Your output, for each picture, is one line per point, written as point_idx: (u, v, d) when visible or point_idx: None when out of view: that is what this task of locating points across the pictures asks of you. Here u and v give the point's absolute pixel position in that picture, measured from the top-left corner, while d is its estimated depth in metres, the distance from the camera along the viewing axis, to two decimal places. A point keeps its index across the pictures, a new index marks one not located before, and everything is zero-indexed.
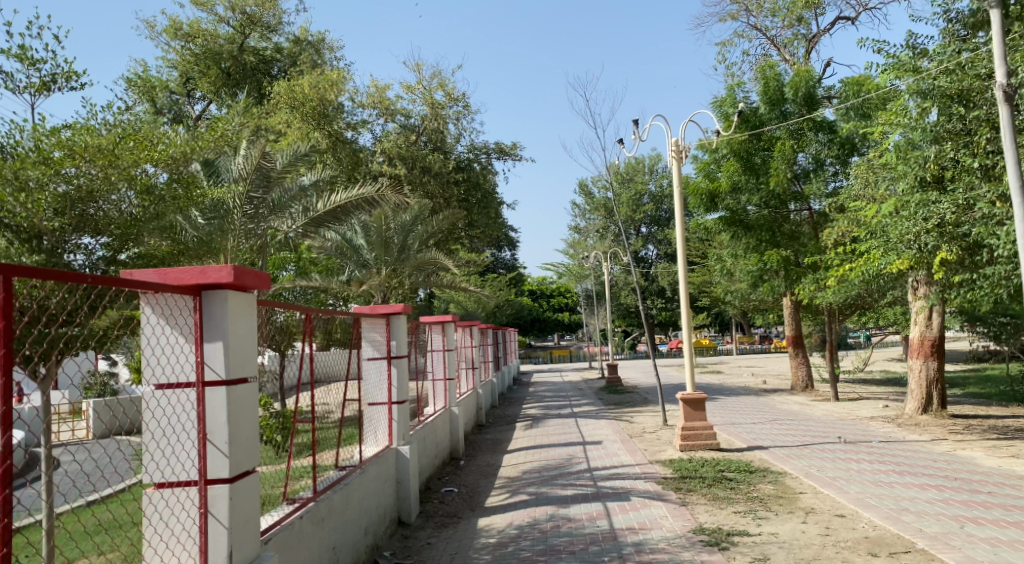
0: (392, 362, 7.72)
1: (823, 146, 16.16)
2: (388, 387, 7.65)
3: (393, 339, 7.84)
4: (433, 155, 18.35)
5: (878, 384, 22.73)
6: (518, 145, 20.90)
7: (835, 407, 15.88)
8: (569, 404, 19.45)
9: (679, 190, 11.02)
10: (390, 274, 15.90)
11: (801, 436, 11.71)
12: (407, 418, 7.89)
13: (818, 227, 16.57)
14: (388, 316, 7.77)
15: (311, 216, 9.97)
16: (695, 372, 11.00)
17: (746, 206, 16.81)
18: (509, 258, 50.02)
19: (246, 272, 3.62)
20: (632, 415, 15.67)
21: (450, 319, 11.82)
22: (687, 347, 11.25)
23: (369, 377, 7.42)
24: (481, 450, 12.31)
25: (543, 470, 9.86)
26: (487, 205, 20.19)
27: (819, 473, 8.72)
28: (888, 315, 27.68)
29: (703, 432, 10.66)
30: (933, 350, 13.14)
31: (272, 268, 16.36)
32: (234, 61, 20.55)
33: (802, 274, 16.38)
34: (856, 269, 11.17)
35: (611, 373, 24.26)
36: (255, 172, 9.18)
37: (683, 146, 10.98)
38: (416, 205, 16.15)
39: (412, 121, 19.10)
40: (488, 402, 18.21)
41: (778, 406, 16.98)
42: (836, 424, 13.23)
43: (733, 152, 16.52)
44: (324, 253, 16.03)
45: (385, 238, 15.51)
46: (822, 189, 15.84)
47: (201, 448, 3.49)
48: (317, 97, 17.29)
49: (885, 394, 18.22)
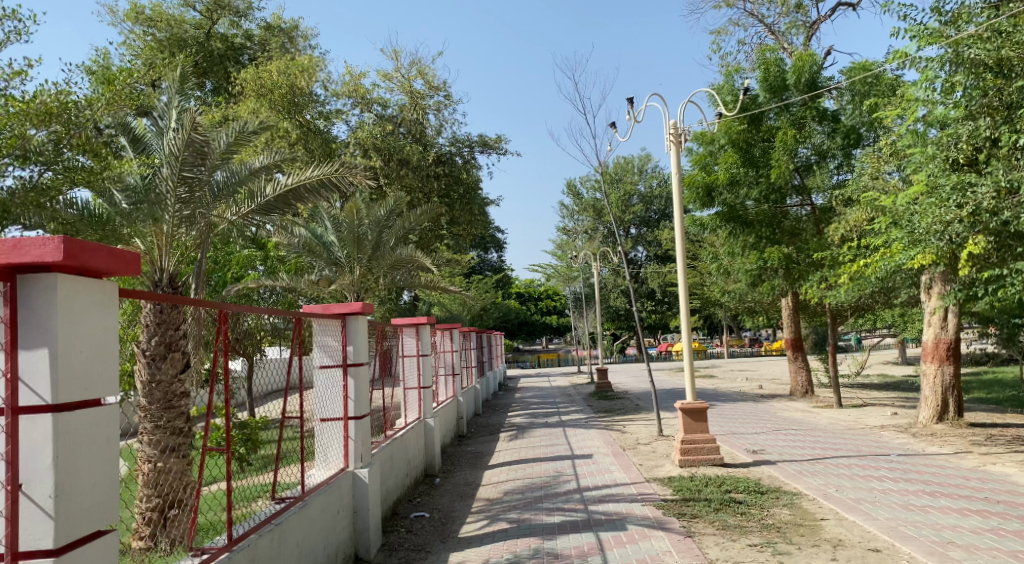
0: (349, 372, 6.56)
1: (826, 136, 15.25)
2: (344, 401, 6.49)
3: (350, 343, 6.65)
4: (411, 146, 17.22)
5: (879, 389, 21.78)
6: (503, 138, 19.84)
7: (840, 414, 14.91)
8: (557, 411, 18.39)
9: (678, 180, 9.91)
10: (364, 273, 14.81)
11: (810, 448, 10.71)
12: (366, 437, 6.73)
13: (820, 223, 15.64)
14: (344, 316, 6.58)
15: (259, 203, 8.28)
16: (695, 378, 9.91)
17: (744, 200, 15.80)
18: (495, 260, 48.98)
19: (88, 248, 2.53)
20: (624, 424, 14.61)
21: (425, 321, 10.60)
22: (687, 351, 9.95)
23: (318, 389, 6.25)
24: (460, 464, 11.22)
25: (527, 490, 8.75)
26: (470, 201, 19.02)
27: (840, 495, 7.70)
28: (886, 316, 26.85)
29: (705, 445, 9.60)
30: (949, 354, 12.17)
31: (237, 267, 15.21)
32: (201, 48, 19.37)
33: (804, 272, 15.41)
34: (872, 265, 10.22)
35: (601, 377, 23.21)
36: (189, 146, 7.14)
37: (682, 129, 9.95)
38: (392, 198, 15.07)
39: (390, 112, 18.04)
40: (471, 410, 17.10)
41: (778, 412, 15.99)
42: (845, 434, 12.25)
43: (732, 142, 15.55)
44: (293, 250, 14.91)
45: (358, 234, 14.42)
46: (826, 180, 14.91)
47: (13, 503, 2.42)
48: (286, 85, 16.22)
49: (890, 400, 17.30)
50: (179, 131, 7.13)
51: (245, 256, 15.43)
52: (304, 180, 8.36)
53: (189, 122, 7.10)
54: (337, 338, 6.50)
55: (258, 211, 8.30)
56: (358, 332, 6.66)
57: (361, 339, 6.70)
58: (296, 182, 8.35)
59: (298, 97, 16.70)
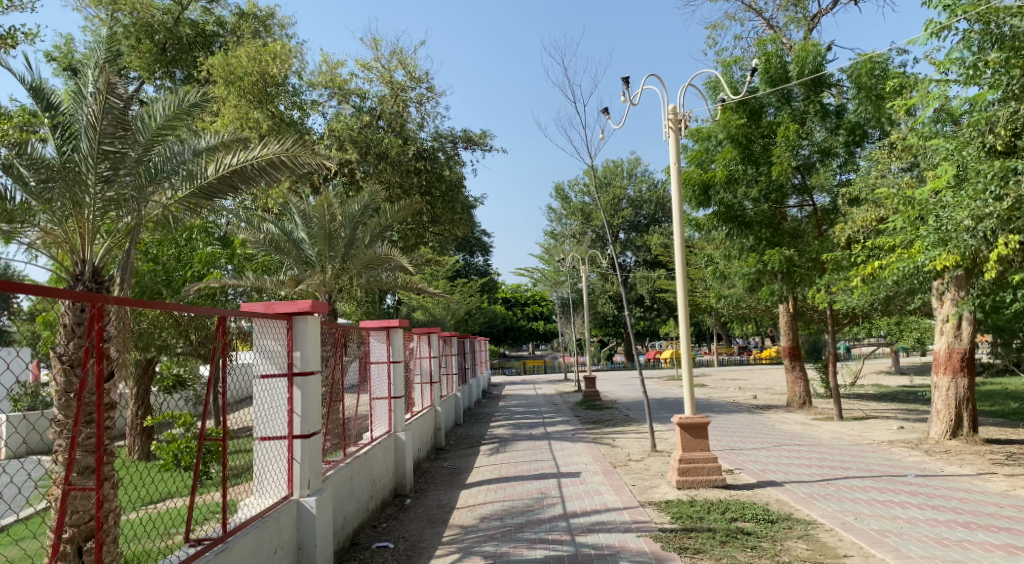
0: (295, 382, 5.56)
1: (829, 132, 14.42)
2: (289, 416, 5.49)
3: (297, 348, 5.63)
4: (391, 139, 16.24)
5: (876, 401, 20.98)
6: (488, 134, 18.90)
7: (842, 428, 14.06)
8: (542, 422, 17.43)
9: (676, 175, 9.02)
10: (336, 273, 13.80)
11: (818, 466, 9.80)
12: (316, 458, 5.70)
13: (821, 225, 14.84)
14: (290, 317, 5.57)
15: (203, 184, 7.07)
16: (694, 388, 8.96)
17: (742, 200, 14.98)
18: (482, 264, 48.03)
19: None
20: (614, 437, 13.65)
21: (396, 324, 9.64)
22: (685, 359, 8.99)
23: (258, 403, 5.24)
24: (434, 482, 10.23)
25: (506, 515, 7.76)
26: (453, 199, 18.02)
27: (861, 525, 6.78)
28: (881, 324, 26.16)
29: (705, 465, 8.67)
30: (962, 365, 11.44)
31: (200, 265, 14.14)
32: (169, 34, 18.20)
33: (804, 277, 14.60)
34: (888, 266, 9.37)
35: (589, 385, 22.26)
36: (105, 112, 6.13)
37: (681, 114, 9.06)
38: (367, 192, 14.11)
39: (368, 103, 17.07)
40: (450, 420, 16.04)
41: (776, 425, 15.12)
42: (852, 450, 11.34)
43: (730, 138, 14.75)
44: (259, 248, 13.88)
45: (329, 231, 13.41)
46: (830, 179, 14.05)
47: None
48: (258, 72, 15.29)
49: (892, 413, 16.46)
50: (94, 97, 6.13)
51: (208, 254, 14.37)
52: (251, 159, 7.05)
53: (106, 86, 6.09)
54: (281, 341, 5.50)
55: (196, 196, 6.93)
56: (308, 335, 5.65)
57: (312, 343, 5.73)
58: (244, 160, 7.03)
59: (270, 85, 15.73)
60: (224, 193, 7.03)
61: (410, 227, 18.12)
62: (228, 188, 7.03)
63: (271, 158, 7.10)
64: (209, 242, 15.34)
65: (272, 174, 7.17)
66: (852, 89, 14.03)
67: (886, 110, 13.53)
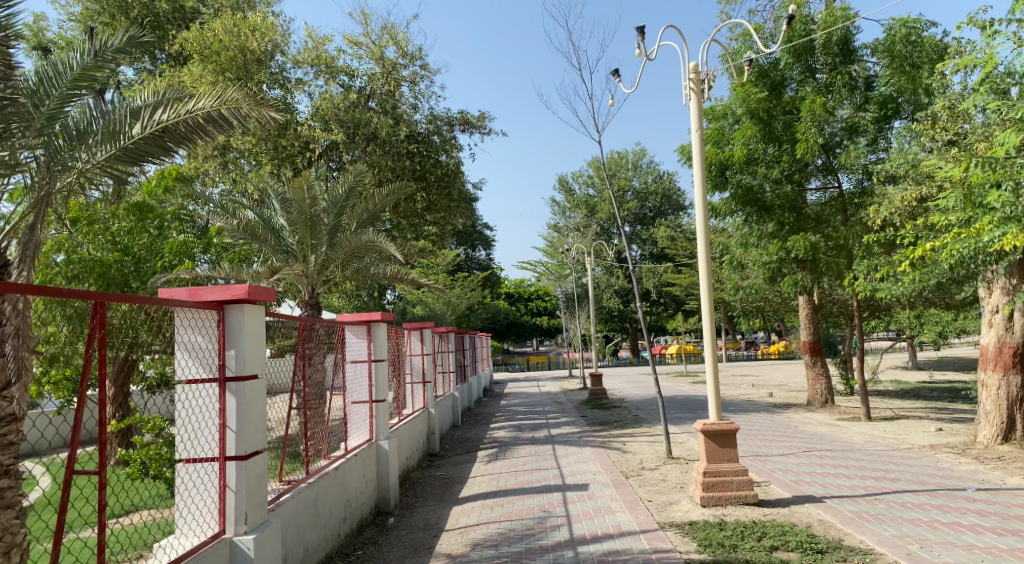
0: (228, 388, 4.35)
1: (856, 106, 13.11)
2: (219, 430, 4.31)
3: (230, 345, 4.39)
4: (381, 118, 15.00)
5: (901, 399, 19.74)
6: (487, 116, 17.71)
7: (873, 430, 12.85)
8: (545, 422, 16.29)
9: (698, 141, 7.83)
10: (319, 262, 12.64)
11: (858, 478, 8.60)
12: (259, 483, 4.52)
13: (847, 209, 13.62)
14: (220, 307, 4.36)
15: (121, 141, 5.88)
16: (719, 389, 7.75)
17: (762, 182, 13.87)
18: (484, 258, 46.87)
19: None
20: (624, 441, 12.49)
21: (377, 317, 8.45)
22: (709, 355, 7.75)
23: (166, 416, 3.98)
24: (424, 496, 9.07)
25: (500, 542, 6.57)
26: (449, 185, 16.80)
27: (930, 557, 5.59)
28: (901, 318, 24.94)
29: (733, 479, 7.46)
30: (1015, 361, 10.22)
31: (171, 254, 12.97)
32: (145, 10, 16.96)
33: (831, 265, 13.42)
34: (944, 247, 8.17)
35: (594, 383, 21.10)
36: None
37: (704, 73, 7.87)
38: (353, 172, 12.85)
39: (357, 82, 15.89)
40: (446, 422, 14.92)
41: (800, 427, 13.92)
42: (892, 457, 10.12)
43: (750, 113, 13.50)
44: (237, 237, 12.74)
45: (311, 216, 12.18)
46: (860, 159, 12.71)
47: None
48: (236, 47, 14.20)
49: (923, 413, 15.27)
50: None
51: (181, 242, 13.20)
52: (185, 114, 5.92)
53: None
54: (211, 338, 4.32)
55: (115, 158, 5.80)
56: (250, 329, 4.43)
57: (256, 339, 4.53)
58: (176, 116, 5.89)
59: (251, 61, 14.59)
60: (151, 155, 5.90)
61: (403, 215, 16.94)
62: (156, 149, 5.90)
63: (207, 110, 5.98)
64: (185, 231, 14.21)
65: (208, 129, 6.04)
66: (885, 59, 12.76)
67: (922, 81, 12.25)
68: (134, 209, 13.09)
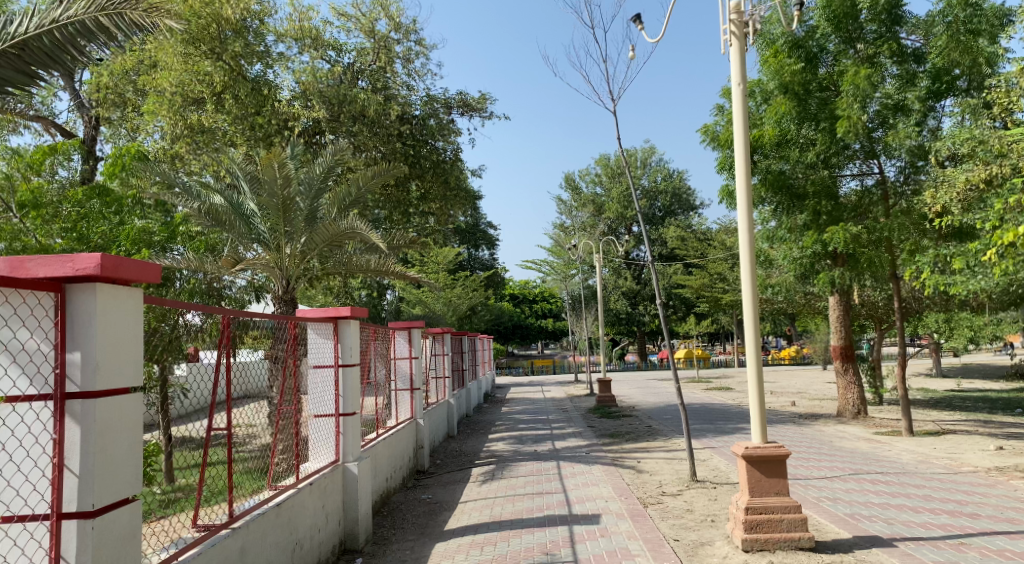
0: (67, 408, 2.85)
1: (902, 81, 11.61)
2: (54, 473, 2.83)
3: (70, 342, 2.86)
4: (369, 96, 13.57)
5: (936, 410, 18.10)
6: (488, 98, 16.23)
7: (922, 448, 11.27)
8: (550, 433, 14.79)
9: (741, 99, 6.34)
10: (293, 251, 11.20)
11: (927, 512, 7.01)
12: (126, 545, 3.04)
13: (889, 198, 12.09)
14: (58, 287, 2.87)
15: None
16: (764, 402, 6.23)
17: (796, 167, 12.42)
18: (488, 258, 45.50)
19: None
20: (638, 458, 10.96)
21: (346, 313, 6.90)
22: (753, 361, 6.23)
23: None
24: (404, 528, 7.60)
25: None
26: (446, 173, 15.34)
27: None
28: (929, 320, 23.32)
29: (783, 517, 5.92)
30: None
31: (128, 242, 11.40)
32: None
33: (872, 259, 11.87)
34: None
35: (602, 389, 19.59)
36: None
37: (747, 12, 6.37)
38: (333, 150, 11.40)
39: (345, 58, 14.49)
40: (439, 432, 13.45)
41: (835, 441, 12.37)
42: (957, 482, 8.53)
43: (783, 87, 12.17)
44: (202, 223, 11.37)
45: (282, 199, 10.73)
46: (908, 139, 11.14)
47: None
48: (209, 15, 12.85)
49: (970, 428, 13.66)
50: None
51: (140, 229, 11.66)
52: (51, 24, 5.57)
53: None
54: (43, 331, 2.85)
55: None
56: (107, 318, 2.95)
57: (122, 335, 3.05)
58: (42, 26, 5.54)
59: (228, 33, 13.19)
60: (14, 83, 5.61)
61: (394, 204, 15.50)
62: (19, 77, 5.58)
63: (80, 23, 5.65)
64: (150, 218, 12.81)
65: (83, 46, 5.74)
66: (939, 25, 11.20)
67: (981, 50, 10.69)
68: (92, 193, 11.73)
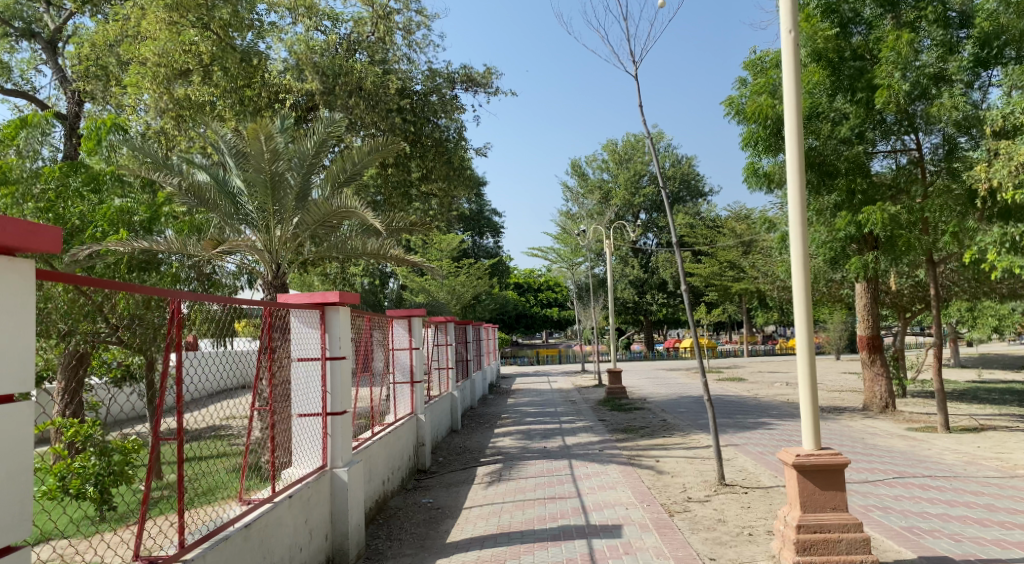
0: None
1: (941, 49, 10.48)
2: None
3: None
4: (366, 68, 12.66)
5: (964, 403, 17.20)
6: (493, 72, 15.28)
7: (963, 447, 10.39)
8: (560, 427, 13.94)
9: (792, 48, 5.38)
10: (282, 231, 10.34)
11: (996, 526, 6.15)
12: None
13: (926, 176, 11.23)
14: None
15: None
16: (816, 402, 5.35)
17: (827, 141, 11.54)
18: (493, 245, 44.59)
19: None
20: (657, 457, 10.11)
21: (335, 299, 6.03)
22: (803, 354, 5.34)
23: None
24: (402, 539, 6.78)
25: None
26: (449, 152, 14.43)
27: None
28: (952, 309, 22.34)
29: (841, 537, 5.06)
30: None
31: (106, 221, 10.64)
32: None
33: (911, 243, 10.95)
34: None
35: (613, 381, 18.73)
36: None
37: None
38: (325, 123, 10.49)
39: (341, 28, 13.56)
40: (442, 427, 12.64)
41: (867, 438, 11.49)
42: (1016, 488, 7.66)
43: (815, 55, 11.41)
44: (186, 202, 10.52)
45: (268, 175, 9.86)
46: (955, 110, 10.06)
47: None
48: None
49: (1008, 424, 12.77)
50: None
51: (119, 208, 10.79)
52: None
53: None
54: None
55: None
56: None
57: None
58: None
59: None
60: None
61: (394, 185, 14.60)
62: None
63: None
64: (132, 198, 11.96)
65: None
66: None
67: None
68: (67, 169, 10.87)
